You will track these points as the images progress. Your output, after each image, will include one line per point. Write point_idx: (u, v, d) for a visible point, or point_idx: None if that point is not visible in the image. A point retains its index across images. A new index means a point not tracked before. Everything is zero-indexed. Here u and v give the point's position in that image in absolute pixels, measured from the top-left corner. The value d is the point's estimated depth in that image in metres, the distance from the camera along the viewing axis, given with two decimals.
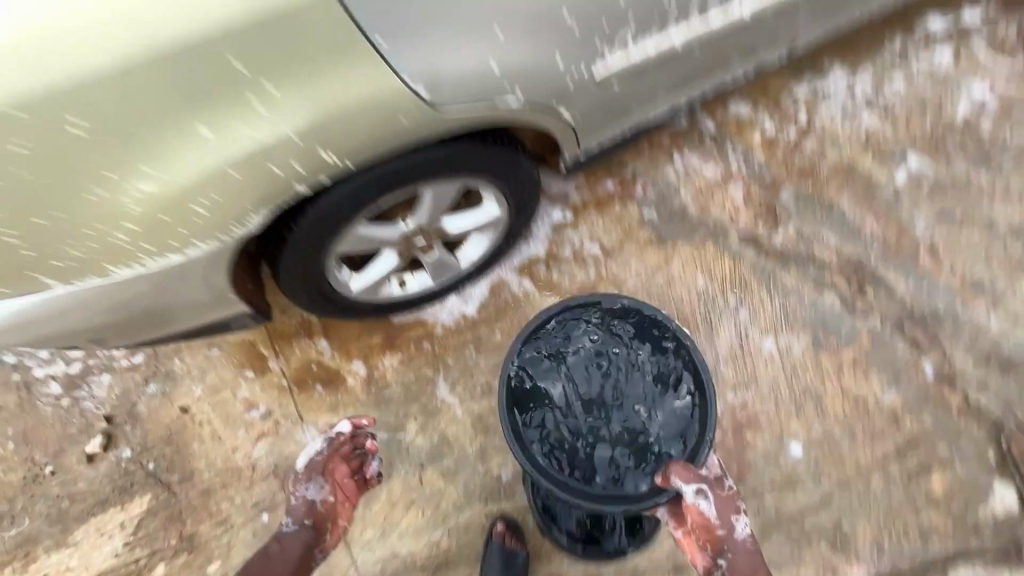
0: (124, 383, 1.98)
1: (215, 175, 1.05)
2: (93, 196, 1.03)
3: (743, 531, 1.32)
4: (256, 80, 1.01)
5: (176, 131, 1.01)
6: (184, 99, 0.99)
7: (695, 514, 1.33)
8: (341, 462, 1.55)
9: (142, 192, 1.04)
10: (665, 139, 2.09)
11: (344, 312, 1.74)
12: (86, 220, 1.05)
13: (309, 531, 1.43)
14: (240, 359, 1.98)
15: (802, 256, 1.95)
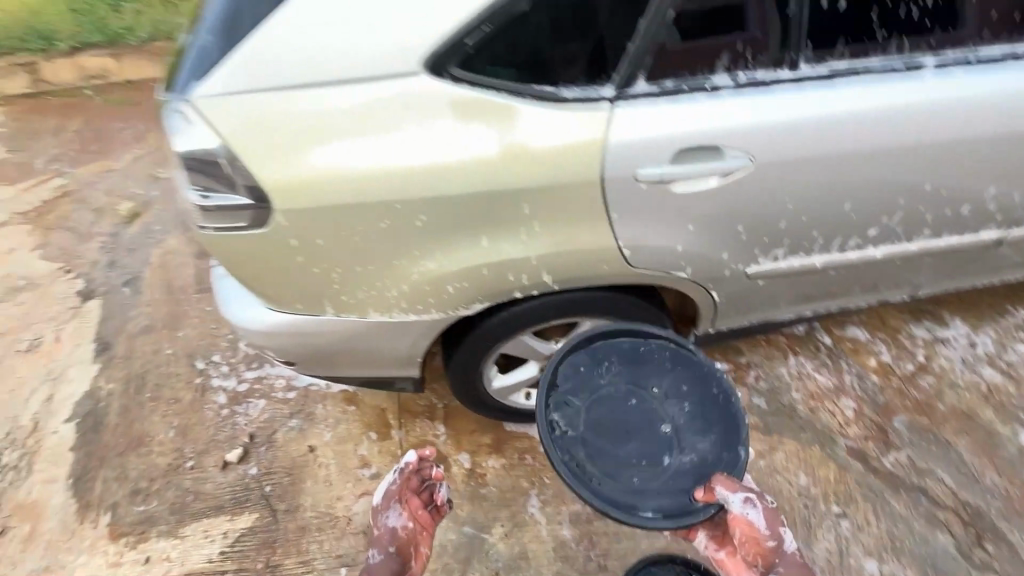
0: (273, 411, 2.35)
1: (460, 274, 1.34)
2: (371, 264, 1.33)
3: (791, 543, 1.31)
4: (518, 209, 1.26)
5: (447, 231, 1.28)
6: (463, 213, 1.26)
7: (747, 529, 1.30)
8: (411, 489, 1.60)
9: (404, 265, 1.34)
10: (782, 341, 2.34)
11: (475, 406, 2.01)
12: (359, 281, 1.37)
13: (393, 558, 1.50)
14: (369, 420, 2.28)
15: (913, 486, 1.96)
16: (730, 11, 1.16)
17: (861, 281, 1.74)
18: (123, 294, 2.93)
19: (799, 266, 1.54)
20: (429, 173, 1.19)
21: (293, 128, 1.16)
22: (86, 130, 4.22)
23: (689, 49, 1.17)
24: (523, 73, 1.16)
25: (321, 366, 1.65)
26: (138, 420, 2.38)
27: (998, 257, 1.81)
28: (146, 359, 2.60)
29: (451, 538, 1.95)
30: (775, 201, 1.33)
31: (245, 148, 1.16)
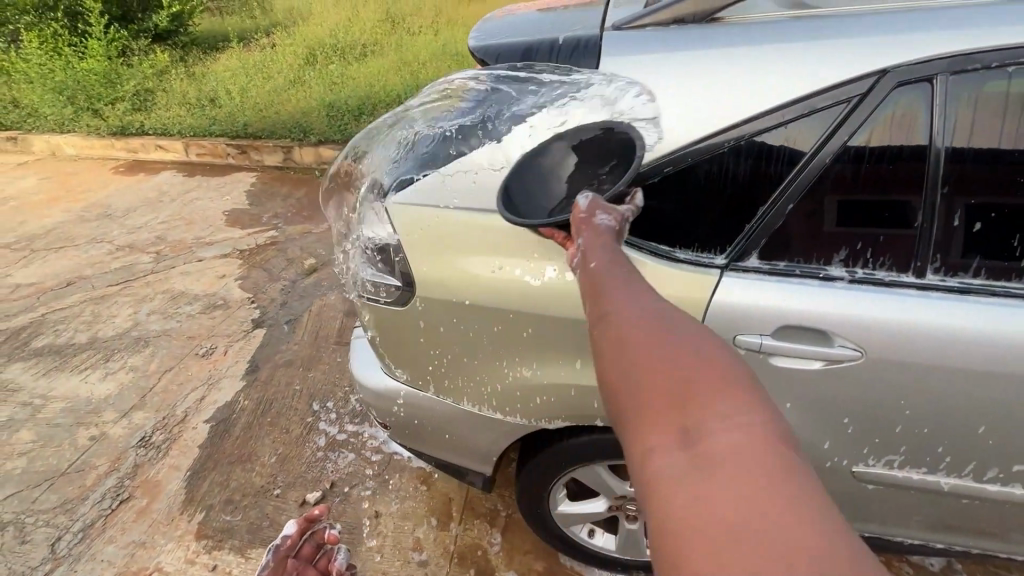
0: (357, 466, 2.55)
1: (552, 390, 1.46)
2: (478, 360, 1.52)
3: (604, 219, 1.17)
4: None
5: (545, 349, 1.43)
6: (562, 336, 1.40)
7: (590, 223, 1.15)
8: (306, 551, 1.72)
9: (504, 368, 1.50)
10: (906, 571, 2.00)
11: (535, 526, 1.98)
12: (464, 371, 1.56)
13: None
14: (434, 506, 2.35)
15: None
16: (857, 211, 1.22)
17: (1011, 525, 1.46)
18: (283, 330, 3.53)
19: (921, 483, 1.38)
20: (546, 297, 1.38)
21: (449, 240, 1.44)
22: (304, 200, 5.38)
23: (809, 238, 1.26)
24: (647, 232, 1.33)
25: (409, 437, 1.82)
26: (253, 438, 2.74)
27: None
28: (279, 389, 3.04)
29: None
30: (890, 402, 1.26)
31: (411, 248, 1.47)
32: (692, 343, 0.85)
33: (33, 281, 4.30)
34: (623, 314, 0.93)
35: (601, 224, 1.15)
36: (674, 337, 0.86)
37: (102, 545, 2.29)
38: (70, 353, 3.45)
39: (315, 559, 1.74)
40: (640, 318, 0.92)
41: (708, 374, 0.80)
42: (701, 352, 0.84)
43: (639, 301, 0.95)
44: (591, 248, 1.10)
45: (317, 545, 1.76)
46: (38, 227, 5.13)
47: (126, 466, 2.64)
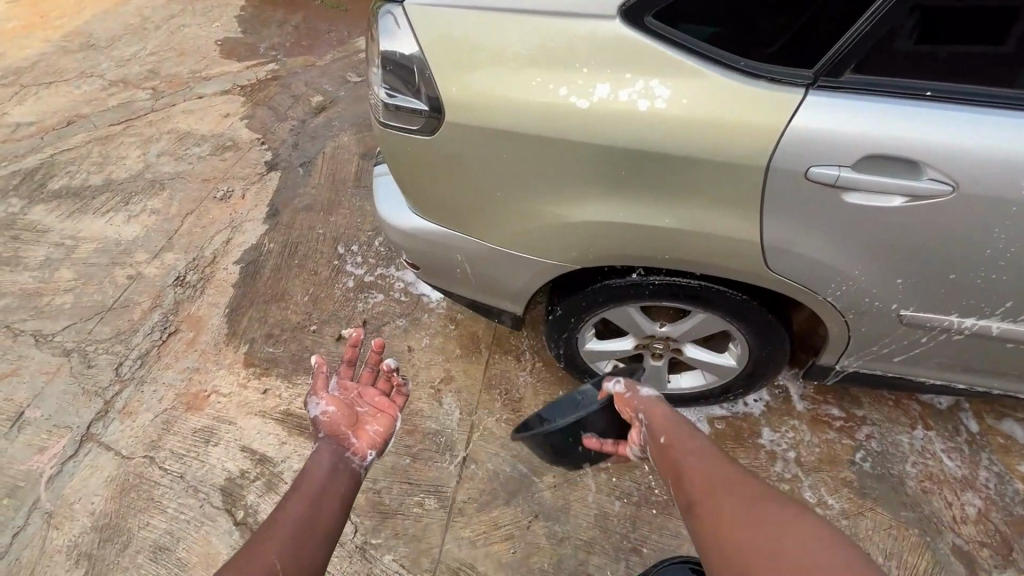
0: (387, 307, 2.62)
1: (592, 229, 1.38)
2: (514, 197, 1.43)
3: (649, 393, 1.56)
4: (669, 183, 1.24)
5: (593, 185, 1.32)
6: (612, 171, 1.27)
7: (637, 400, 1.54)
8: (365, 376, 1.62)
9: (545, 206, 1.41)
10: (913, 408, 2.10)
11: (563, 363, 2.07)
12: (497, 210, 1.47)
13: (330, 444, 1.42)
14: (462, 342, 2.46)
15: None
16: (988, 11, 1.01)
17: None
18: (298, 173, 3.39)
19: (968, 327, 1.37)
20: (594, 126, 1.22)
21: (485, 56, 1.26)
22: (302, 27, 4.80)
23: (922, 47, 1.06)
24: (721, 37, 1.14)
25: (438, 279, 1.81)
26: (284, 279, 2.80)
27: None
28: (302, 232, 3.02)
29: (505, 469, 2.07)
30: (969, 244, 1.17)
31: (441, 62, 1.29)
32: (783, 518, 1.16)
33: (31, 119, 4.07)
34: (712, 491, 1.28)
35: (646, 398, 1.54)
36: (776, 524, 1.15)
37: (160, 370, 2.49)
38: (89, 195, 3.39)
39: (377, 382, 1.61)
40: (716, 491, 1.27)
41: (797, 548, 1.09)
42: (787, 523, 1.15)
43: (719, 475, 1.31)
44: (657, 424, 1.47)
45: (378, 367, 1.63)
46: (21, 58, 4.71)
47: (167, 302, 2.75)
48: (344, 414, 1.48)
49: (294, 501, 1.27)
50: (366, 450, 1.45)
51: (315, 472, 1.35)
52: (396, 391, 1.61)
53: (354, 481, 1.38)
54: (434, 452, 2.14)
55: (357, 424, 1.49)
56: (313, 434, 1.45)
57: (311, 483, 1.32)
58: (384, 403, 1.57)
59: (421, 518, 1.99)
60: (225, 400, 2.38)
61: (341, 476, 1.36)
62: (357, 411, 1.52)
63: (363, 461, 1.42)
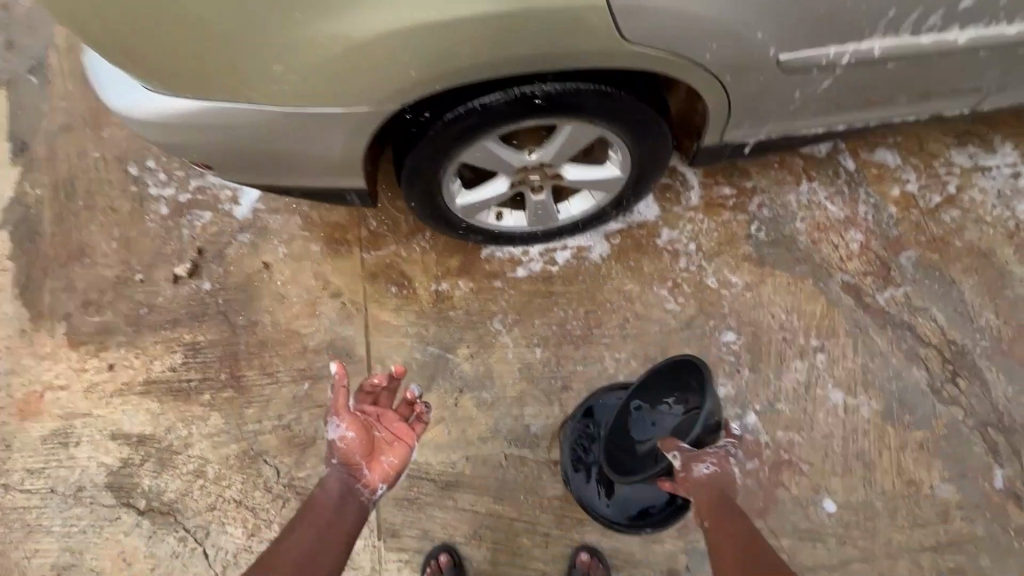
0: (222, 225, 2.13)
1: (397, 41, 1.07)
2: (279, 22, 1.05)
3: (707, 470, 1.37)
4: None
5: None
6: None
7: (702, 489, 1.35)
8: (386, 396, 1.60)
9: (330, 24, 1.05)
10: (797, 164, 2.06)
11: (441, 227, 1.79)
12: (265, 47, 1.08)
13: (344, 472, 1.45)
14: (325, 239, 2.08)
15: (901, 322, 1.85)
16: None
17: (920, 86, 1.40)
18: (30, 83, 2.46)
19: (848, 54, 1.22)
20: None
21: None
22: None
23: None
24: None
25: (229, 169, 1.39)
26: (75, 230, 2.17)
27: None
28: (71, 163, 2.28)
29: (415, 357, 1.90)
30: None
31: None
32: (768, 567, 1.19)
33: None
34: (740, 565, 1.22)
35: (702, 481, 1.36)
36: None
37: None
38: None
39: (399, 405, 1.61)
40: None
41: None
42: None
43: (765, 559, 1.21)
44: (705, 510, 1.33)
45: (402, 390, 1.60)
46: None
47: None
48: (363, 441, 1.44)
49: (307, 529, 1.36)
50: (377, 482, 1.48)
51: (330, 497, 1.42)
52: (415, 416, 1.62)
53: (362, 514, 1.44)
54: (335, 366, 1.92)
55: (373, 453, 1.48)
56: (328, 455, 1.45)
57: (324, 511, 1.40)
58: (403, 429, 1.57)
59: None
60: (67, 393, 1.95)
61: (348, 509, 1.42)
62: (374, 435, 1.52)
63: (373, 495, 1.47)
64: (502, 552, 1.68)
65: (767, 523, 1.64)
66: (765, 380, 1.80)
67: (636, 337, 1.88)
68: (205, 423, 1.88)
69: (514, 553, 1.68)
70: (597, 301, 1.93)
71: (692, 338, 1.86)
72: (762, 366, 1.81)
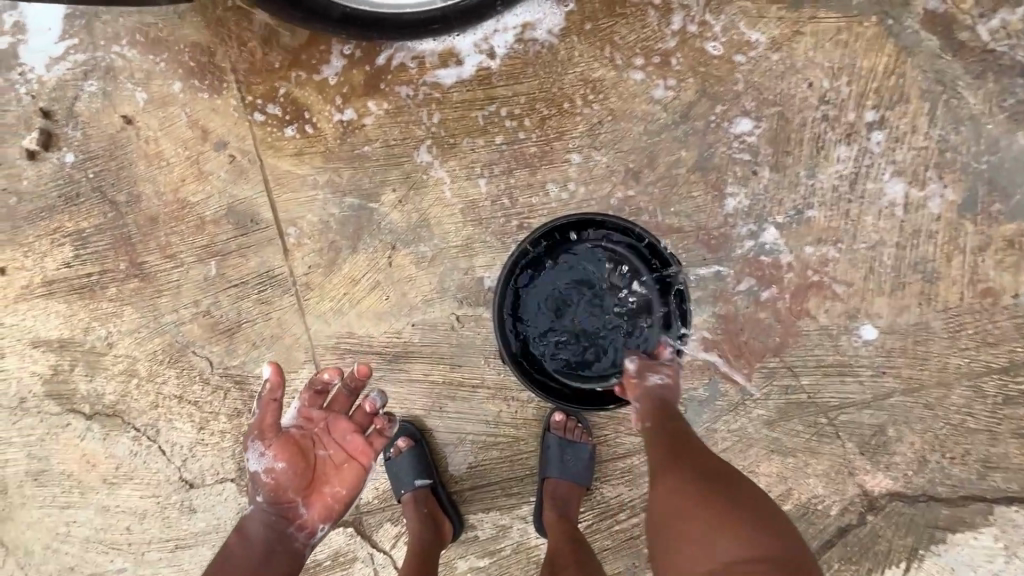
0: (58, 74, 1.60)
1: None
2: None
3: (657, 379, 1.26)
4: None
5: None
6: None
7: (638, 388, 1.26)
8: (338, 401, 1.29)
9: None
10: None
11: (312, 22, 1.26)
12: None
13: (273, 510, 1.20)
14: (188, 73, 1.54)
15: (1013, 64, 1.22)
16: None
17: None
18: None
19: None
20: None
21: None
22: None
23: None
24: None
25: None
26: None
27: None
28: None
29: (333, 213, 1.50)
30: None
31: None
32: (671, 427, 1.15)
33: None
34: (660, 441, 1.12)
35: (648, 386, 1.26)
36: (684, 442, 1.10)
37: None
38: None
39: (352, 413, 1.29)
40: (667, 473, 1.03)
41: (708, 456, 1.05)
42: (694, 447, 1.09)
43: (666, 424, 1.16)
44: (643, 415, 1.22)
45: (355, 396, 1.28)
46: None
47: None
48: (293, 472, 1.20)
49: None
50: (317, 522, 1.22)
51: (251, 543, 1.17)
52: (374, 429, 1.29)
53: (297, 560, 1.19)
54: (242, 236, 1.56)
55: (309, 482, 1.21)
56: (254, 488, 1.21)
57: (244, 560, 1.15)
58: (355, 447, 1.25)
59: (270, 315, 1.55)
60: None
61: (277, 558, 1.16)
62: (315, 457, 1.23)
63: (310, 538, 1.21)
64: (471, 421, 1.47)
65: (783, 361, 1.31)
66: (792, 182, 1.30)
67: (611, 146, 1.36)
68: (122, 320, 1.64)
69: (484, 420, 1.47)
70: (555, 103, 1.38)
71: (690, 136, 1.33)
72: (789, 163, 1.30)
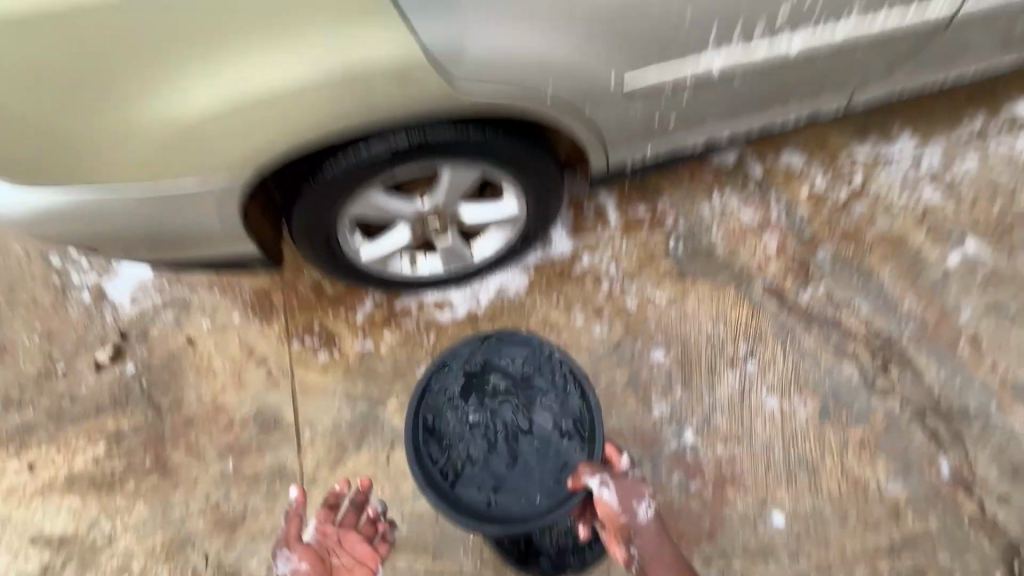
0: (143, 305, 2.08)
1: (313, 88, 1.08)
2: (195, 62, 1.04)
3: (646, 514, 1.33)
4: (314, 33, 1.04)
5: (214, 54, 1.04)
6: (231, 28, 1.02)
7: (642, 528, 1.33)
8: (348, 517, 1.47)
9: (174, 106, 1.08)
10: (707, 175, 2.06)
11: (355, 280, 1.78)
12: (141, 92, 1.06)
13: None
14: (247, 307, 2.05)
15: (827, 319, 1.84)
16: None
17: (790, 87, 1.43)
18: None
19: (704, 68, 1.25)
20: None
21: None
22: None
23: None
24: None
25: (137, 255, 1.42)
26: None
27: (962, 41, 1.50)
28: None
29: (345, 416, 1.85)
30: None
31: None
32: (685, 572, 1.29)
33: None
34: None
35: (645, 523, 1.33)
36: None
37: None
38: None
39: (359, 526, 1.47)
40: None
41: None
42: None
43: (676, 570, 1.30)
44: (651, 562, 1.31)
45: (361, 509, 1.50)
46: None
47: None
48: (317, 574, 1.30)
49: None
50: None
51: None
52: (379, 537, 1.47)
53: None
54: (263, 435, 1.86)
55: None
56: None
57: None
58: (366, 553, 1.40)
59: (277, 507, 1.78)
60: None
61: None
62: (332, 565, 1.34)
63: None
64: None
65: (716, 546, 1.59)
66: (698, 396, 1.76)
67: None
68: (132, 513, 1.81)
69: None
70: None
71: (621, 361, 1.83)
72: (694, 381, 1.78)
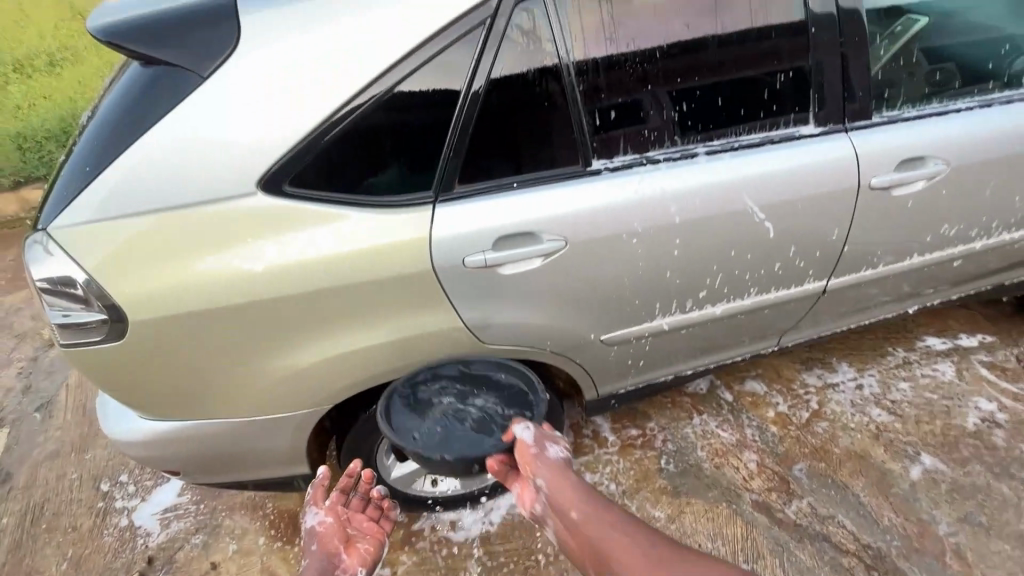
0: (175, 529, 2.21)
1: (384, 348, 1.44)
2: (305, 338, 1.40)
3: (556, 452, 1.43)
4: (388, 312, 1.40)
5: (314, 331, 1.40)
6: (327, 312, 1.37)
7: (552, 466, 1.40)
8: (357, 502, 1.71)
9: (281, 366, 1.43)
10: (685, 401, 2.45)
11: None
12: (256, 363, 1.42)
13: (320, 555, 1.56)
14: (275, 529, 2.19)
15: (817, 534, 1.98)
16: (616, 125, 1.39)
17: (739, 333, 1.84)
18: (17, 413, 2.69)
19: (666, 324, 1.68)
20: (371, 250, 1.32)
21: (209, 183, 1.25)
22: None
23: (584, 147, 1.38)
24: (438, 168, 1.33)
25: (217, 474, 1.68)
26: (26, 553, 2.18)
27: (874, 309, 1.96)
28: (48, 486, 2.40)
29: None
30: (663, 266, 1.51)
31: (144, 186, 1.26)
32: (610, 521, 1.32)
33: None
34: (595, 525, 1.32)
35: (553, 459, 1.42)
36: (616, 532, 1.30)
37: None
38: None
39: (366, 508, 1.71)
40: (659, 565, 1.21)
41: (635, 548, 1.26)
42: (645, 541, 1.27)
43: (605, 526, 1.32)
44: (563, 502, 1.38)
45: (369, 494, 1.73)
46: None
47: None
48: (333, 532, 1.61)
49: None
50: (354, 566, 1.57)
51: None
52: (382, 516, 1.72)
53: None
54: None
55: (346, 541, 1.61)
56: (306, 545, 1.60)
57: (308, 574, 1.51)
58: (371, 526, 1.66)
59: None
60: None
61: None
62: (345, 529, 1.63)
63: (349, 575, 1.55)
64: None
65: None
66: None
67: None
68: None
69: None
70: None
71: None
72: None
